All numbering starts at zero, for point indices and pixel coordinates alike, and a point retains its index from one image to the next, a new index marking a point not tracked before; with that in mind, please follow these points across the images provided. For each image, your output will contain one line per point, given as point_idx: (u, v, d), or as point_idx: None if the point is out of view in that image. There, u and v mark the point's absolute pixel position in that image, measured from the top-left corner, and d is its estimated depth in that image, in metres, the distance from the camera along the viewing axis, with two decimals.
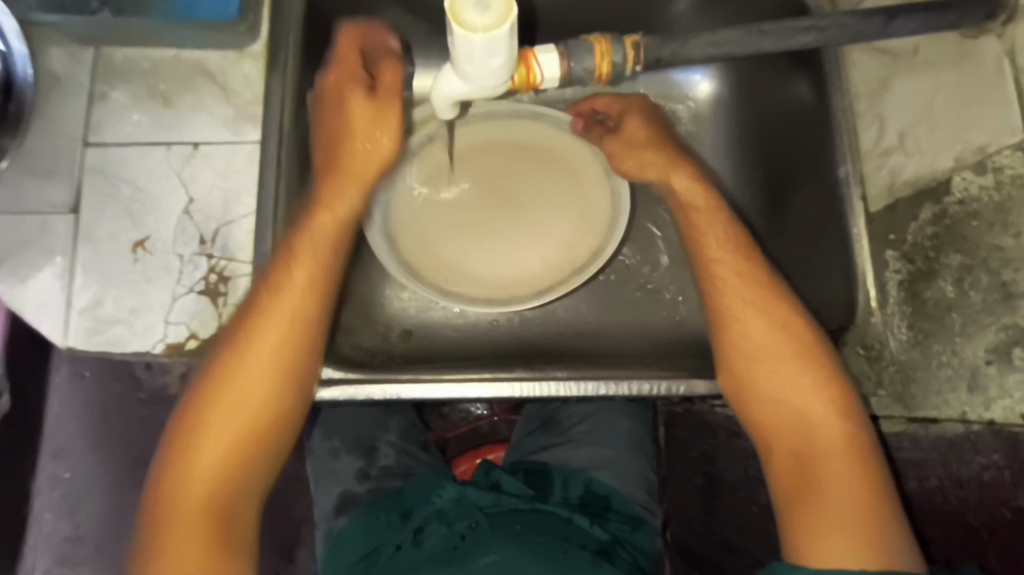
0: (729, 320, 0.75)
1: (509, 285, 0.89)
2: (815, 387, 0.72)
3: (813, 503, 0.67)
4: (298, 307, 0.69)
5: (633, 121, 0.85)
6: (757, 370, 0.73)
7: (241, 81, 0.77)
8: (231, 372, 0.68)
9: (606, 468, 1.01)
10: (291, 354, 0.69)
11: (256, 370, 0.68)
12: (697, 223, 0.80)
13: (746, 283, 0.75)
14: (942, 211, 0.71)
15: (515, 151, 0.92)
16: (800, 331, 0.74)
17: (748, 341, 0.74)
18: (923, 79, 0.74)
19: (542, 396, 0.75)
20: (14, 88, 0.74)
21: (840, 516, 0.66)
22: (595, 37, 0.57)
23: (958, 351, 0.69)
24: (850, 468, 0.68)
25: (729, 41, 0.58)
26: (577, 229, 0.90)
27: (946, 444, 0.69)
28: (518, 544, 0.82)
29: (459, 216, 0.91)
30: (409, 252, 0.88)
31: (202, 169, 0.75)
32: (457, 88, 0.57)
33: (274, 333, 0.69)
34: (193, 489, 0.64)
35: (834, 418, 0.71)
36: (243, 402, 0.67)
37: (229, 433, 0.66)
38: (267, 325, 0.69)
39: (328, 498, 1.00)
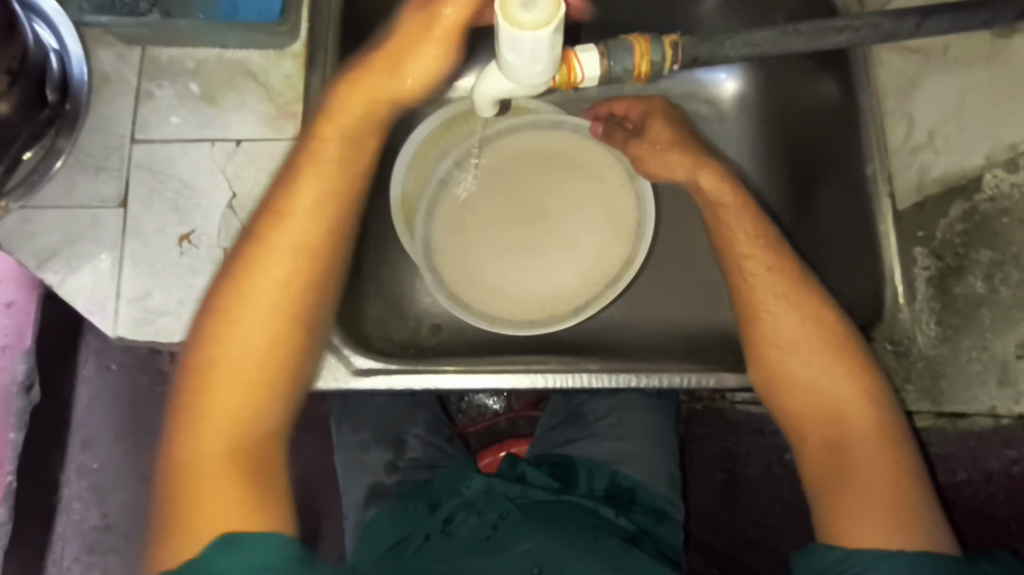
0: (760, 312, 0.76)
1: (545, 300, 0.93)
2: (845, 376, 0.73)
3: (847, 487, 0.69)
4: (295, 258, 0.68)
5: (657, 125, 0.88)
6: (789, 360, 0.74)
7: (281, 80, 0.79)
8: (239, 305, 0.66)
9: (630, 462, 1.02)
10: (302, 275, 0.68)
11: (261, 304, 0.66)
12: (722, 218, 0.81)
13: (778, 278, 0.77)
14: (972, 208, 0.71)
15: (543, 161, 0.96)
16: (830, 323, 0.75)
17: (779, 332, 0.75)
18: (952, 77, 0.74)
19: (571, 387, 0.76)
20: (70, 86, 0.76)
21: (876, 499, 0.68)
22: (633, 37, 0.58)
23: (988, 347, 0.69)
24: (882, 452, 0.70)
25: (764, 41, 0.59)
26: (606, 235, 0.94)
27: (975, 440, 0.71)
28: (551, 533, 0.84)
29: (493, 236, 0.95)
30: (449, 278, 0.92)
31: (245, 166, 0.78)
32: (503, 84, 0.59)
33: (282, 261, 0.67)
34: (217, 437, 0.63)
35: (865, 404, 0.72)
36: (259, 333, 0.66)
37: (243, 369, 0.65)
38: (260, 280, 0.67)
39: (358, 489, 1.03)
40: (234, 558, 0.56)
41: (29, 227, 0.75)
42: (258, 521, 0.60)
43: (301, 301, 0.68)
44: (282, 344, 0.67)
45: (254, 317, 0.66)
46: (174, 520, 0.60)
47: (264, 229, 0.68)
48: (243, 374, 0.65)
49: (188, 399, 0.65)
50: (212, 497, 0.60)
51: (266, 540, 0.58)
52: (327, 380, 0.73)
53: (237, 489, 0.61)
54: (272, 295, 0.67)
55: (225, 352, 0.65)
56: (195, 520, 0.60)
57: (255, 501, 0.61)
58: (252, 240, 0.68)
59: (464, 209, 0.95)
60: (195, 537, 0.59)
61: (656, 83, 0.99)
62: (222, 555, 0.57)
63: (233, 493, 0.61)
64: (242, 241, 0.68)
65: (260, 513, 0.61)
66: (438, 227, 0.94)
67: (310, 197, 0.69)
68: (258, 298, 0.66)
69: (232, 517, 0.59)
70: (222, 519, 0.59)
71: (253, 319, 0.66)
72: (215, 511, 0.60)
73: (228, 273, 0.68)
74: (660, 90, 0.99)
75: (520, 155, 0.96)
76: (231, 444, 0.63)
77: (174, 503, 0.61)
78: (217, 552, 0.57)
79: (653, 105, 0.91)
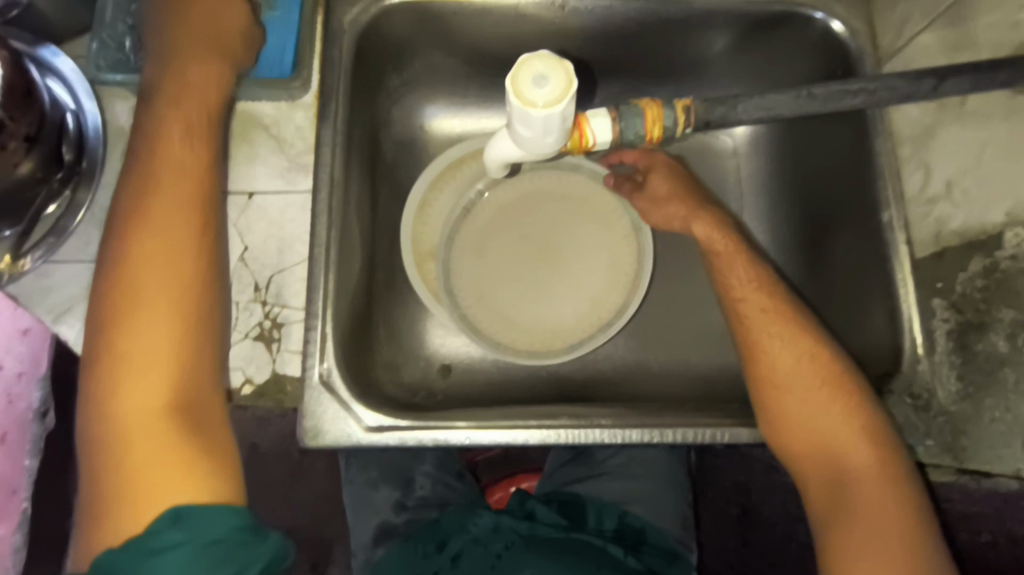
0: (758, 350, 0.74)
1: (551, 337, 0.94)
2: (843, 414, 0.71)
3: (851, 530, 0.67)
4: (193, 210, 0.64)
5: (658, 180, 0.88)
6: (787, 402, 0.72)
7: (293, 131, 0.81)
8: (141, 260, 0.61)
9: (640, 502, 1.01)
10: (190, 225, 0.63)
11: (168, 256, 0.61)
12: (728, 274, 0.79)
13: (773, 319, 0.75)
14: (993, 264, 0.69)
15: (543, 196, 0.95)
16: (826, 362, 0.73)
17: (776, 371, 0.73)
18: (972, 130, 0.72)
19: (584, 443, 0.75)
20: (86, 144, 0.77)
21: (879, 543, 0.65)
22: (645, 101, 0.58)
23: (1013, 409, 0.67)
24: (884, 493, 0.68)
25: (778, 104, 0.58)
26: (607, 280, 0.94)
27: (1001, 502, 0.73)
28: (554, 563, 0.83)
29: (507, 269, 0.95)
30: (470, 310, 0.93)
31: (257, 218, 0.79)
32: (513, 150, 0.59)
33: (182, 215, 0.63)
34: (144, 404, 0.58)
35: (864, 443, 0.70)
36: (163, 291, 0.60)
37: (152, 327, 0.59)
38: (163, 233, 0.62)
39: (366, 527, 1.03)
40: (189, 532, 0.55)
41: (46, 282, 0.75)
42: (205, 482, 0.58)
43: (200, 252, 0.63)
44: (193, 292, 0.62)
45: (164, 271, 0.61)
46: (111, 497, 0.56)
47: (148, 185, 0.63)
48: (157, 332, 0.59)
49: (94, 375, 0.59)
50: (146, 470, 0.56)
51: (215, 505, 0.56)
52: (335, 437, 0.73)
53: (176, 455, 0.57)
54: (164, 248, 0.61)
55: (138, 311, 0.59)
56: (133, 495, 0.56)
57: (198, 466, 0.58)
58: (138, 201, 0.63)
59: (471, 253, 0.94)
60: (137, 513, 0.55)
61: (676, 142, 0.99)
62: (171, 528, 0.54)
63: (170, 460, 0.57)
64: (121, 203, 0.63)
65: (203, 478, 0.58)
66: (459, 255, 0.94)
67: (185, 145, 0.66)
68: (165, 250, 0.61)
69: (180, 480, 0.57)
70: (168, 489, 0.56)
71: (152, 276, 0.60)
72: (152, 484, 0.56)
73: (115, 237, 0.63)
74: (680, 148, 0.99)
75: (521, 193, 0.95)
76: (162, 408, 0.58)
77: (106, 480, 0.57)
78: (163, 526, 0.54)
79: (657, 161, 0.90)
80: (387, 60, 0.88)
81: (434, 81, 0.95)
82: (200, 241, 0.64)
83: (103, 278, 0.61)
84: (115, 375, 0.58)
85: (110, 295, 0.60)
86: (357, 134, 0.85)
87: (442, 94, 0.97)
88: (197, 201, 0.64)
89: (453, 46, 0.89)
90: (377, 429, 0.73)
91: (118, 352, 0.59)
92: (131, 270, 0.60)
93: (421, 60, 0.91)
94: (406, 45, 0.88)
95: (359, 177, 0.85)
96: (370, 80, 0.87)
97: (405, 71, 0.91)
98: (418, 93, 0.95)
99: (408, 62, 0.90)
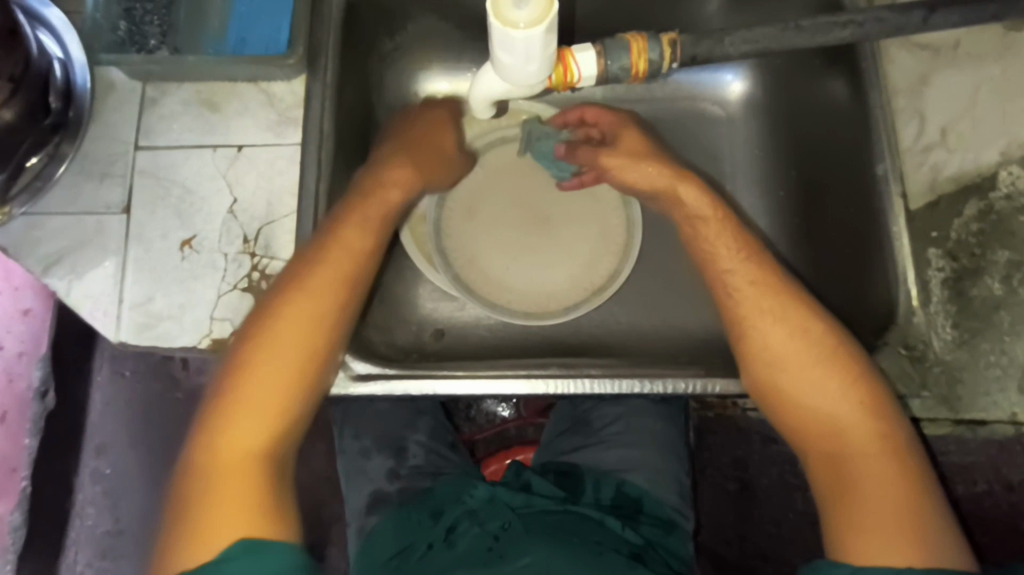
0: (749, 326, 0.73)
1: (541, 299, 0.93)
2: (840, 385, 0.69)
3: (854, 503, 0.65)
4: (338, 272, 0.70)
5: (629, 135, 0.86)
6: (779, 377, 0.70)
7: (283, 86, 0.79)
8: (279, 315, 0.68)
9: (638, 471, 1.00)
10: (331, 309, 0.69)
11: (305, 316, 0.68)
12: (722, 242, 0.77)
13: (762, 291, 0.73)
14: (988, 207, 0.73)
15: (526, 169, 0.97)
16: (818, 336, 0.71)
17: (769, 347, 0.71)
18: (966, 72, 0.75)
19: (574, 394, 0.75)
20: (73, 93, 0.76)
21: (886, 515, 0.63)
22: (631, 35, 0.57)
23: (1008, 351, 0.71)
24: (885, 465, 0.65)
25: (764, 37, 0.58)
26: (597, 249, 0.95)
27: (996, 448, 0.75)
28: (551, 545, 0.81)
29: (498, 234, 0.95)
30: (460, 270, 0.93)
31: (247, 171, 0.77)
32: (498, 86, 0.58)
33: (328, 276, 0.70)
34: (246, 437, 0.64)
35: (863, 417, 0.68)
36: (289, 358, 0.67)
37: (276, 377, 0.66)
38: (306, 291, 0.69)
39: (359, 497, 1.01)
40: (254, 565, 0.57)
41: (36, 234, 0.75)
42: (273, 528, 0.61)
43: (332, 326, 0.69)
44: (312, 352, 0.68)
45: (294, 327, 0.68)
46: (196, 512, 0.61)
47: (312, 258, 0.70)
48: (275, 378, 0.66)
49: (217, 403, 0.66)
50: (231, 500, 0.61)
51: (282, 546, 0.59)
52: None
53: (257, 495, 0.62)
54: (303, 323, 0.68)
55: (266, 357, 0.66)
56: (216, 519, 0.60)
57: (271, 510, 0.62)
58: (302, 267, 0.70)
59: (463, 215, 0.95)
60: (215, 535, 0.59)
61: (666, 79, 0.97)
62: (241, 560, 0.57)
63: (253, 497, 0.61)
64: (294, 259, 0.71)
65: (274, 522, 0.61)
66: (450, 216, 0.94)
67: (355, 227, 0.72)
68: (301, 307, 0.68)
69: (248, 522, 0.60)
70: (246, 521, 0.60)
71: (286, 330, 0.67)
72: (235, 513, 0.60)
73: (280, 286, 0.69)
74: (668, 93, 0.98)
75: (505, 168, 0.96)
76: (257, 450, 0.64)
77: (199, 496, 0.62)
78: (233, 556, 0.58)
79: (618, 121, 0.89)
80: (379, 23, 0.88)
81: (426, 45, 0.94)
82: (332, 327, 0.70)
83: (249, 322, 0.68)
84: (232, 406, 0.65)
85: (246, 337, 0.67)
86: (348, 95, 0.84)
87: (435, 59, 0.95)
88: (340, 272, 0.70)
89: (446, 8, 0.89)
90: (363, 381, 0.74)
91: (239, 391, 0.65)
92: (274, 319, 0.67)
93: (414, 23, 0.91)
94: (399, 8, 0.88)
95: (349, 139, 0.84)
96: (362, 43, 0.87)
97: (397, 34, 0.91)
98: (412, 59, 0.95)
99: (401, 25, 0.90)
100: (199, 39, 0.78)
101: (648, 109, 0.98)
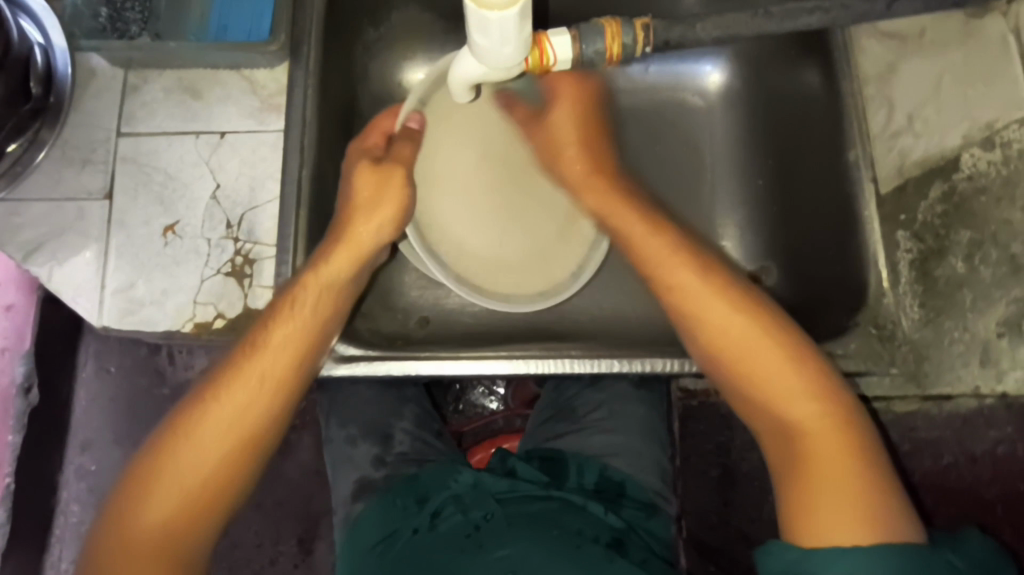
0: (695, 322, 0.76)
1: (533, 270, 0.94)
2: (790, 370, 0.71)
3: (810, 483, 0.65)
4: (279, 356, 0.70)
5: (561, 113, 0.89)
6: (731, 364, 0.73)
7: (266, 73, 0.79)
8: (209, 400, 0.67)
9: (620, 455, 1.01)
10: (258, 403, 0.68)
11: (238, 403, 0.67)
12: (649, 263, 0.81)
13: (703, 289, 0.76)
14: (951, 189, 0.73)
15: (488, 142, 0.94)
16: (763, 326, 0.73)
17: (717, 337, 0.74)
18: (930, 61, 0.77)
19: (554, 372, 0.79)
20: (54, 78, 0.76)
21: (837, 494, 0.63)
22: (605, 20, 0.59)
23: (970, 327, 0.71)
24: (836, 446, 0.66)
25: (735, 23, 0.59)
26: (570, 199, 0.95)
27: (960, 421, 0.73)
28: (533, 539, 0.82)
29: (479, 212, 0.94)
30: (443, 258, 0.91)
31: (229, 157, 0.77)
32: (476, 69, 0.60)
33: (265, 364, 0.69)
34: (153, 528, 0.62)
35: (814, 399, 0.69)
36: (210, 452, 0.66)
37: (196, 464, 0.65)
38: (241, 375, 0.68)
39: (346, 484, 1.02)
40: None
41: (17, 220, 0.75)
42: None
43: (263, 416, 0.68)
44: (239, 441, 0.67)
45: (224, 413, 0.67)
46: None
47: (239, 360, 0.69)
48: (197, 462, 0.65)
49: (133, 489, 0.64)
50: None
51: None
52: None
53: None
54: (233, 408, 0.67)
55: (190, 442, 0.65)
56: None
57: None
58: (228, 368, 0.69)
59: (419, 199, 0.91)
60: None
61: (635, 67, 0.99)
62: None
63: None
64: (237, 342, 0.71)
65: None
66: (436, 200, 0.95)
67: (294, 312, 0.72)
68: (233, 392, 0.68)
69: None
70: None
71: (213, 415, 0.67)
72: None
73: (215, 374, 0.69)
74: (648, 83, 1.00)
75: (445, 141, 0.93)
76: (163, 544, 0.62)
77: None
78: None
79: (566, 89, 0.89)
80: (362, 12, 0.88)
81: (409, 35, 0.94)
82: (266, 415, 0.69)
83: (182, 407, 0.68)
84: (141, 499, 0.63)
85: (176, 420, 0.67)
86: (333, 83, 0.85)
87: (419, 49, 0.96)
88: (279, 362, 0.70)
89: None
90: (349, 363, 0.77)
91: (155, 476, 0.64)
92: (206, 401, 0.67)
93: (397, 13, 0.92)
94: None
95: (333, 127, 0.85)
96: (346, 32, 0.87)
97: (381, 25, 0.92)
98: (396, 50, 0.95)
99: (384, 15, 0.91)
100: (182, 25, 0.79)
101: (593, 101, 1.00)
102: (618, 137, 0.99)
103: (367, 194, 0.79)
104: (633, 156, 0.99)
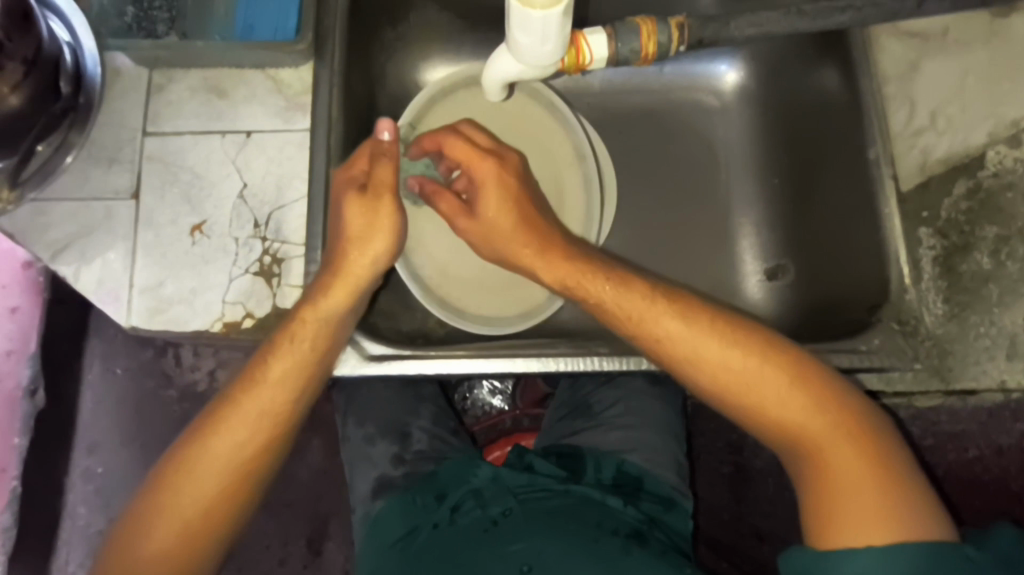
0: (667, 348, 0.71)
1: (517, 297, 0.92)
2: (782, 382, 0.68)
3: (833, 486, 0.63)
4: (283, 392, 0.69)
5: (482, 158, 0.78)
6: (720, 383, 0.69)
7: (291, 72, 0.79)
8: (210, 436, 0.67)
9: (638, 450, 1.01)
10: (264, 439, 0.68)
11: (243, 440, 0.67)
12: (623, 305, 0.73)
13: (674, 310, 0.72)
14: (976, 186, 0.76)
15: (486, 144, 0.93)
16: (742, 344, 0.70)
17: (698, 356, 0.70)
18: (953, 59, 0.79)
19: (583, 369, 0.80)
20: (83, 78, 0.76)
21: (860, 497, 0.62)
22: (640, 19, 0.59)
23: (995, 320, 0.74)
24: (852, 450, 0.64)
25: (768, 21, 0.60)
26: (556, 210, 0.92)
27: (985, 416, 0.80)
28: (548, 534, 0.81)
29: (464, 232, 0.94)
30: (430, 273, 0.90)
31: (256, 156, 0.77)
32: (513, 67, 0.60)
33: (267, 400, 0.69)
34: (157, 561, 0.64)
35: (813, 407, 0.66)
36: (213, 487, 0.66)
37: (198, 499, 0.65)
38: (245, 411, 0.68)
39: (364, 483, 1.01)
40: None
41: (43, 219, 0.74)
42: None
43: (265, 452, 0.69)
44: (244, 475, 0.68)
45: (228, 449, 0.67)
46: None
47: (232, 399, 0.68)
48: (199, 498, 0.65)
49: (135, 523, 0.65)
50: None
51: None
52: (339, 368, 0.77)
53: None
54: (238, 444, 0.67)
55: (193, 478, 0.65)
56: None
57: None
58: (223, 407, 0.68)
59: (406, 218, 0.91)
60: None
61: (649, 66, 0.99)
62: None
63: None
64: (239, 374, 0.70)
65: None
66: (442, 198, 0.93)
67: (296, 348, 0.70)
68: (236, 429, 0.67)
69: None
70: None
71: (215, 453, 0.66)
72: None
73: (219, 407, 0.68)
74: (665, 82, 1.00)
75: None
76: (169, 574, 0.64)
77: None
78: None
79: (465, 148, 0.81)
80: (383, 11, 0.88)
81: (426, 36, 0.95)
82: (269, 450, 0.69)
83: (181, 441, 0.67)
84: (143, 534, 0.64)
85: (177, 453, 0.67)
86: (354, 83, 0.85)
87: (436, 51, 0.96)
88: (285, 396, 0.69)
89: None
90: (379, 362, 0.78)
91: (160, 508, 0.65)
92: (208, 436, 0.67)
93: (416, 13, 0.92)
94: None
95: (354, 126, 0.85)
96: (367, 32, 0.87)
97: (399, 24, 0.91)
98: (413, 51, 0.95)
99: (403, 14, 0.91)
100: (207, 24, 0.79)
101: (602, 99, 1.00)
102: (621, 141, 0.99)
103: (359, 225, 0.73)
104: (649, 154, 0.99)
